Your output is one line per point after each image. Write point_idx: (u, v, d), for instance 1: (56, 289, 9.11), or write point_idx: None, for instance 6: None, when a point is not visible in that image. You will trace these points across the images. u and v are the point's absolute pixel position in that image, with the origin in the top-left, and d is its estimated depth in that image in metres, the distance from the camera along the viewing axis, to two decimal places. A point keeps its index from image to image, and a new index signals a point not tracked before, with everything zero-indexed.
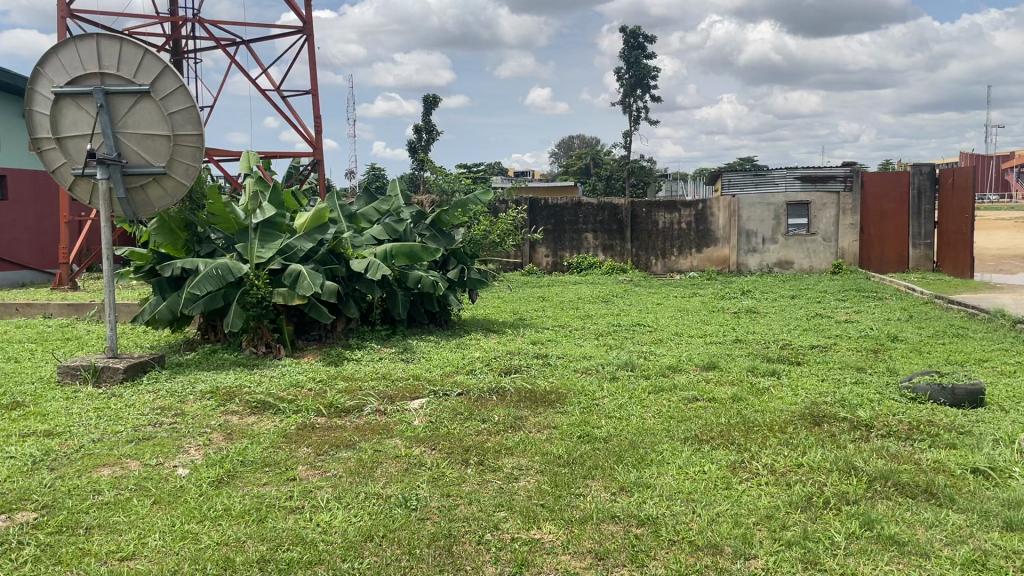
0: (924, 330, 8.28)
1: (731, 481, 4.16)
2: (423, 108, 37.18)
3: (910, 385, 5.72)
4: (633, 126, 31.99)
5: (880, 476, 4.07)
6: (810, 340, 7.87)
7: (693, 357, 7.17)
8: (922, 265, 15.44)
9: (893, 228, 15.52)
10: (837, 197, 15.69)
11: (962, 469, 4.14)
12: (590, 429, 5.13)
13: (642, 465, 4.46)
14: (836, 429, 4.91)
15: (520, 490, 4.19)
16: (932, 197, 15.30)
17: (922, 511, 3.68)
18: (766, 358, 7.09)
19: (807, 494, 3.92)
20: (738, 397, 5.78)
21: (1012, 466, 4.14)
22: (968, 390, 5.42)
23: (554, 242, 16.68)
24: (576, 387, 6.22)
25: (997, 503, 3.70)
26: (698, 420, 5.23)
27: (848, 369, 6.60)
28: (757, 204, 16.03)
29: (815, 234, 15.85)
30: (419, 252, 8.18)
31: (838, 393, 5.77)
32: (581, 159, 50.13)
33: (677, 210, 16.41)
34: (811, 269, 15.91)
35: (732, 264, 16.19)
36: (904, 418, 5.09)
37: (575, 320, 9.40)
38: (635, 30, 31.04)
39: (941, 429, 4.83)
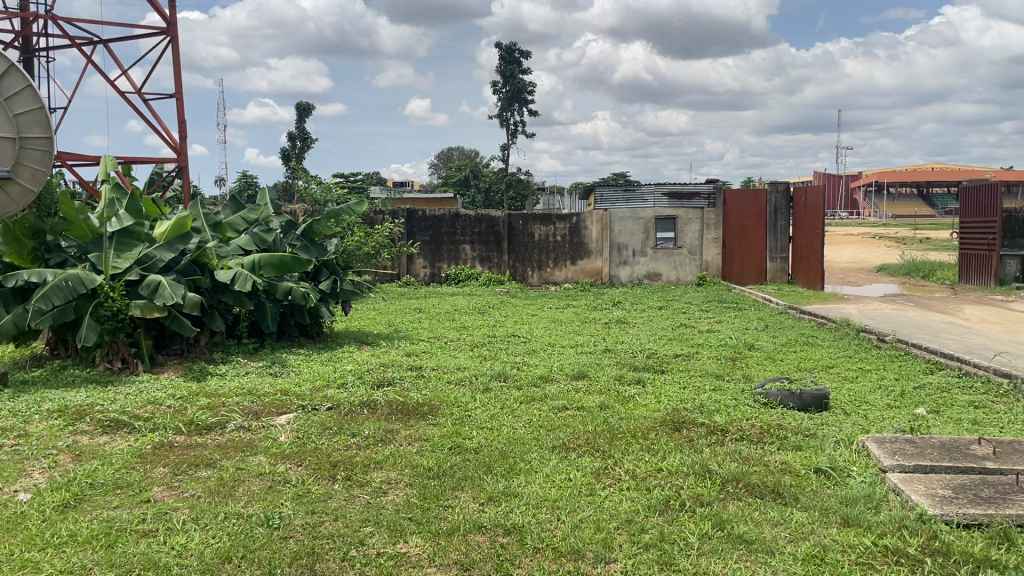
0: (778, 339, 8.79)
1: (594, 487, 4.27)
2: (297, 115, 36.40)
3: (763, 391, 6.06)
4: (510, 140, 32.45)
5: (733, 478, 4.29)
6: (674, 349, 8.21)
7: (564, 367, 7.32)
8: (779, 278, 16.43)
9: (753, 242, 16.39)
10: (701, 213, 16.42)
11: (807, 469, 4.42)
12: (462, 440, 5.15)
13: (511, 475, 4.52)
14: (694, 434, 5.13)
15: (387, 504, 4.16)
16: (787, 213, 16.37)
17: (769, 510, 3.89)
18: (633, 367, 7.33)
19: (665, 498, 4.08)
20: (605, 405, 5.95)
21: (850, 465, 4.45)
22: (814, 395, 5.79)
23: (431, 254, 16.62)
24: (449, 398, 6.23)
25: (836, 500, 3.97)
26: (567, 428, 5.35)
27: (708, 377, 6.92)
28: (627, 218, 16.54)
29: (681, 248, 16.49)
30: (289, 262, 7.99)
31: (698, 399, 6.04)
32: (460, 171, 50.27)
33: (552, 223, 16.73)
34: (678, 281, 16.56)
35: (604, 276, 16.67)
36: (755, 423, 5.38)
37: (451, 332, 9.42)
38: (511, 46, 31.58)
39: (790, 432, 5.14)
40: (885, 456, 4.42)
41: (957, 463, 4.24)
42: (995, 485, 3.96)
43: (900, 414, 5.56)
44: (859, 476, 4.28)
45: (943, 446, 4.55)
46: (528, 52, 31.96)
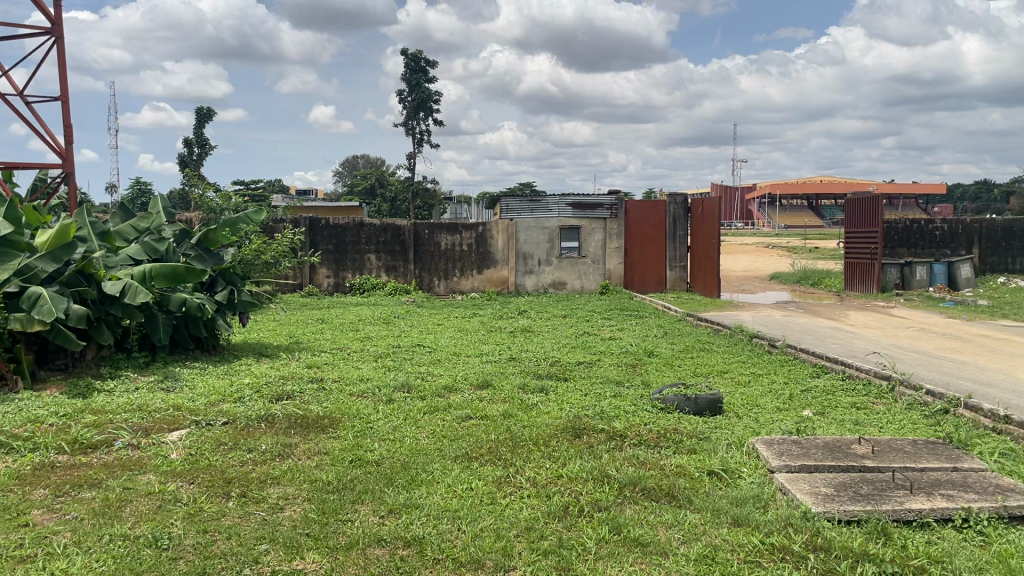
0: (676, 345, 9.06)
1: (496, 496, 4.29)
2: (195, 120, 35.24)
3: (661, 397, 6.23)
4: (416, 149, 32.34)
5: (629, 483, 4.38)
6: (577, 357, 8.34)
7: (468, 376, 7.32)
8: (678, 286, 16.93)
9: (654, 252, 16.85)
10: (604, 223, 16.74)
11: (700, 471, 4.57)
12: (363, 453, 5.09)
13: (412, 486, 4.49)
14: (594, 440, 5.22)
15: (284, 520, 4.06)
16: (686, 223, 16.87)
17: (664, 513, 4.00)
18: (537, 376, 7.40)
19: (565, 504, 4.13)
20: (508, 413, 5.99)
21: (740, 467, 4.62)
22: (709, 399, 5.99)
23: (335, 263, 16.39)
24: (351, 411, 6.14)
25: (727, 501, 4.10)
26: (469, 437, 5.35)
27: (609, 384, 7.04)
28: (533, 228, 16.70)
29: (585, 257, 16.78)
30: (183, 272, 7.71)
31: (598, 406, 6.14)
32: (366, 179, 49.74)
33: (459, 232, 16.69)
34: (582, 290, 16.84)
35: (510, 285, 16.77)
36: (653, 427, 5.52)
37: (354, 342, 9.29)
38: (416, 54, 31.49)
39: (685, 436, 5.30)
40: (773, 457, 4.61)
41: (839, 461, 4.45)
42: (874, 482, 4.17)
43: (789, 416, 5.81)
44: (748, 477, 4.44)
45: (826, 446, 4.78)
46: (434, 61, 31.96)
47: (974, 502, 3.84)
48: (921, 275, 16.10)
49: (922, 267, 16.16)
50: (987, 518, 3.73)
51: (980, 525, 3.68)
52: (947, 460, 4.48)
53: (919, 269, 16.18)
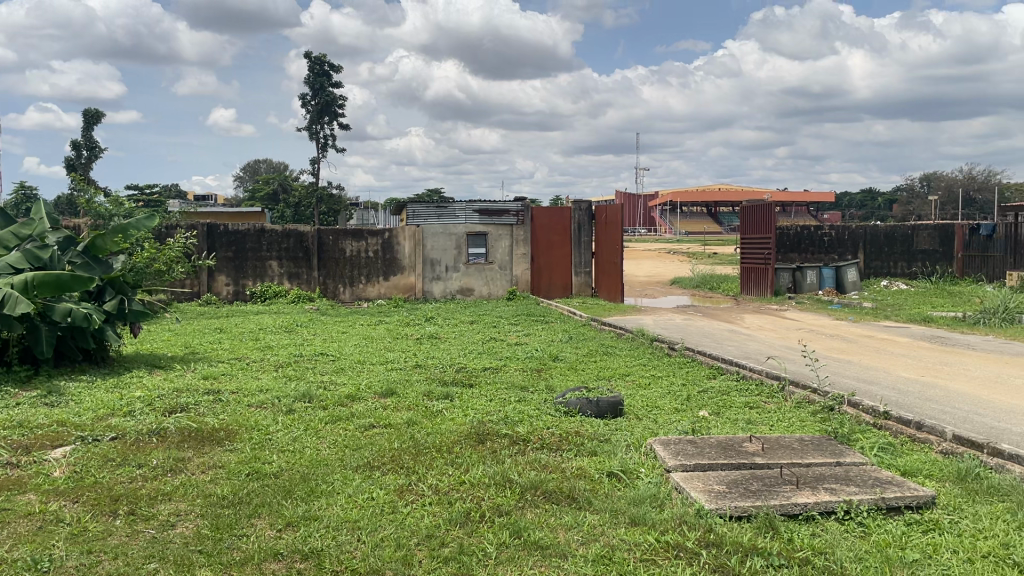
0: (580, 350, 9.19)
1: (397, 504, 4.25)
2: (83, 121, 33.66)
3: (564, 401, 6.30)
4: (320, 153, 31.81)
5: (531, 486, 4.42)
6: (483, 363, 8.36)
7: (372, 385, 7.21)
8: (583, 291, 17.16)
9: (560, 258, 17.06)
10: (510, 229, 16.86)
11: (600, 473, 4.65)
12: (260, 465, 4.96)
13: (311, 498, 4.40)
14: (498, 445, 5.25)
15: (175, 538, 3.91)
16: (590, 229, 17.13)
17: (564, 515, 4.05)
18: (442, 382, 7.37)
19: (466, 510, 4.12)
20: (412, 421, 5.94)
21: (639, 467, 4.72)
22: (610, 402, 6.11)
23: (235, 270, 15.95)
24: (249, 423, 5.97)
25: (625, 501, 4.19)
26: (371, 447, 5.29)
27: (513, 389, 7.07)
28: (439, 234, 16.66)
29: (492, 263, 16.85)
30: (69, 281, 7.34)
31: (502, 411, 6.17)
32: (268, 184, 48.58)
33: (364, 238, 16.50)
34: (489, 295, 16.89)
35: (417, 291, 16.66)
36: (555, 431, 5.59)
37: (254, 352, 9.05)
38: (320, 57, 31.02)
39: (587, 438, 5.39)
40: (669, 457, 4.73)
41: (731, 460, 4.62)
42: (763, 478, 4.34)
43: (686, 416, 5.99)
44: (646, 477, 4.55)
45: (720, 445, 4.94)
46: (338, 64, 31.54)
47: (855, 494, 4.03)
48: (811, 279, 16.83)
49: (812, 271, 16.90)
50: (867, 510, 3.92)
51: (861, 516, 3.87)
52: (832, 455, 4.70)
53: (809, 274, 16.91)
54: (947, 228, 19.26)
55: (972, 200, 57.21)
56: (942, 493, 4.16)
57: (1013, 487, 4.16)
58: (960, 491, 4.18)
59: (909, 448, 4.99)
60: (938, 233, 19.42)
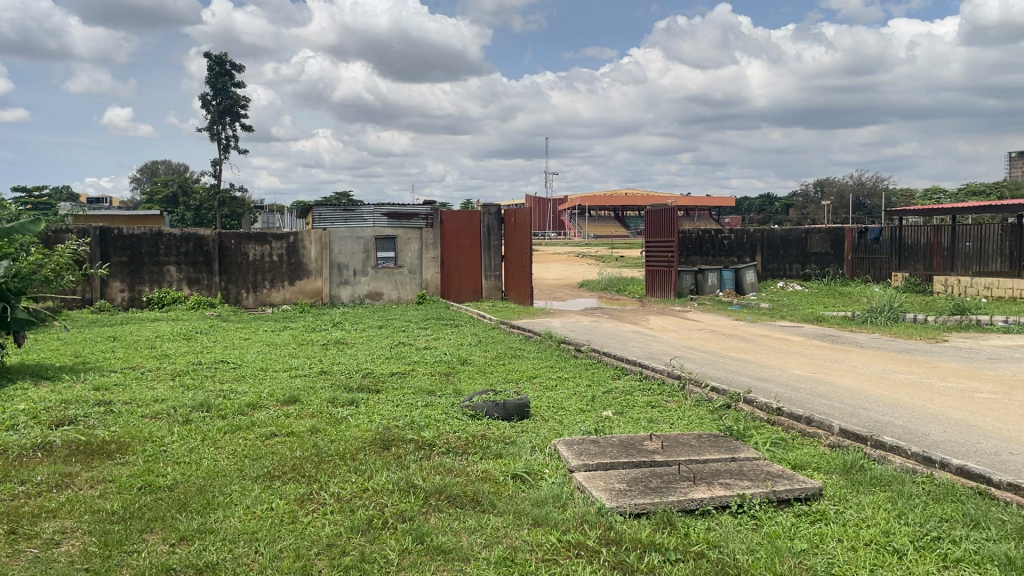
0: (489, 353, 9.21)
1: (297, 514, 4.15)
2: None
3: (471, 404, 6.31)
4: (222, 155, 30.91)
5: (436, 491, 4.40)
6: (390, 368, 8.28)
7: (274, 392, 7.04)
8: (493, 294, 17.35)
9: (470, 261, 17.15)
10: (420, 233, 16.77)
11: (505, 475, 4.67)
12: (154, 479, 4.76)
13: (207, 510, 4.25)
14: (403, 451, 5.20)
15: (59, 557, 3.72)
16: (499, 233, 17.31)
17: (468, 518, 4.04)
18: (348, 388, 7.25)
19: (369, 517, 4.07)
20: (316, 428, 5.82)
21: (542, 469, 4.77)
22: (516, 404, 6.15)
23: (130, 276, 15.29)
24: (142, 434, 5.73)
25: (529, 502, 4.21)
26: (272, 456, 5.15)
27: (420, 394, 7.02)
28: (347, 238, 16.42)
29: (401, 267, 16.70)
30: None
31: (409, 416, 6.12)
32: (167, 186, 46.86)
33: (268, 242, 16.09)
34: (398, 300, 16.73)
35: (324, 296, 16.37)
36: (461, 434, 5.58)
37: (150, 361, 8.70)
38: (221, 56, 30.17)
39: (491, 441, 5.40)
40: (572, 457, 4.80)
41: (632, 459, 4.71)
42: (663, 475, 4.45)
43: (591, 417, 6.08)
44: (550, 478, 4.59)
45: (621, 444, 5.04)
46: (240, 64, 30.74)
47: (748, 488, 4.18)
48: (712, 281, 17.38)
49: (713, 273, 17.49)
50: (759, 503, 4.07)
51: (753, 510, 4.01)
52: (727, 451, 4.85)
53: (710, 276, 17.47)
54: (837, 231, 20.32)
55: (862, 205, 60.33)
56: (829, 485, 4.35)
57: (893, 477, 4.38)
58: (846, 482, 4.38)
59: (799, 442, 5.20)
60: (829, 236, 20.42)
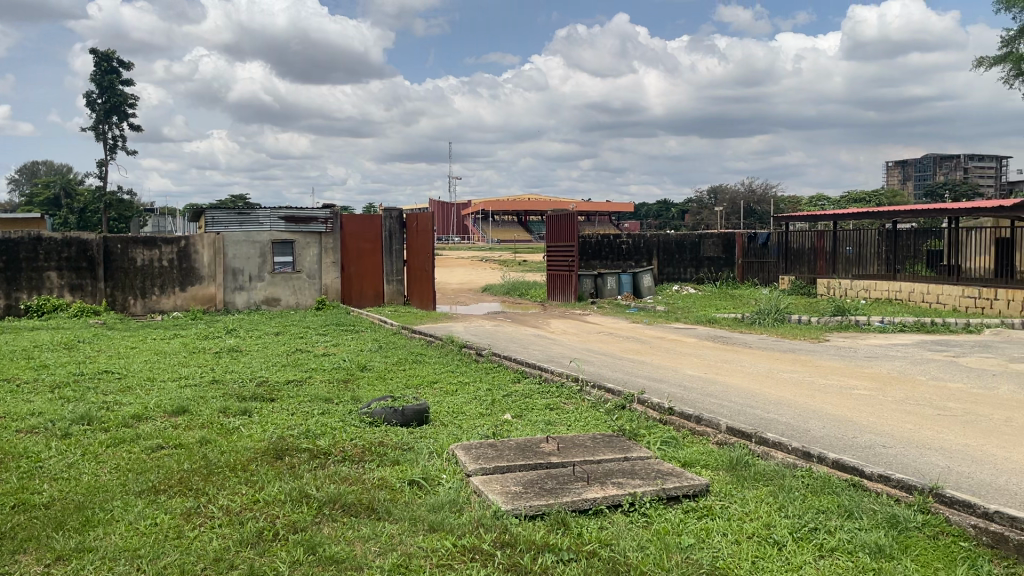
0: (389, 358, 9.13)
1: (182, 529, 4.01)
2: None
3: (368, 411, 6.23)
4: (108, 155, 29.58)
5: (329, 500, 4.33)
6: (286, 376, 8.09)
7: (162, 403, 6.77)
8: (395, 299, 17.19)
9: (371, 266, 16.99)
10: (319, 237, 16.48)
11: (402, 482, 4.64)
12: (28, 497, 4.50)
13: (86, 528, 4.05)
14: (296, 460, 5.09)
15: None
16: (401, 238, 17.20)
17: (362, 527, 3.98)
18: (240, 398, 7.04)
19: (259, 530, 3.96)
20: (205, 439, 5.63)
21: (440, 474, 4.76)
22: (415, 410, 6.11)
23: (5, 283, 14.49)
24: (16, 450, 5.40)
25: (425, 508, 4.18)
26: (159, 469, 4.96)
27: (317, 402, 6.88)
28: (242, 242, 16.00)
29: (299, 272, 16.36)
30: None
31: (304, 425, 5.99)
32: (48, 187, 44.42)
33: (157, 247, 15.45)
34: (296, 305, 16.37)
35: (218, 302, 15.88)
36: (357, 442, 5.51)
37: (26, 372, 8.22)
38: (108, 53, 28.87)
39: (389, 448, 5.35)
40: (470, 462, 4.80)
41: (528, 461, 4.76)
42: (558, 476, 4.52)
43: (490, 420, 6.11)
44: (447, 482, 4.58)
45: (518, 447, 5.09)
46: (128, 62, 29.50)
47: (640, 486, 4.29)
48: (611, 285, 17.74)
49: (612, 277, 17.79)
50: (650, 501, 4.18)
51: (644, 507, 4.11)
52: (620, 451, 4.97)
53: (609, 280, 17.82)
54: (729, 235, 21.08)
55: (753, 212, 62.94)
56: (715, 481, 4.51)
57: (776, 472, 4.59)
58: (732, 478, 4.55)
59: (689, 440, 5.37)
60: (721, 240, 21.10)
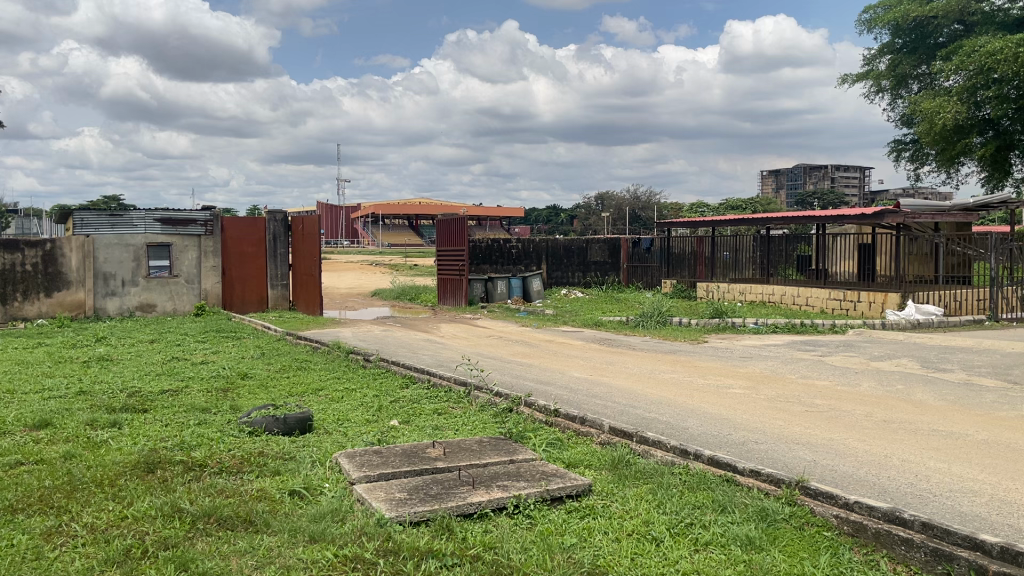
0: (272, 365, 8.87)
1: (41, 550, 3.75)
2: None
3: (248, 420, 6.04)
4: None
5: (204, 514, 4.16)
6: (160, 385, 7.70)
7: (22, 417, 6.32)
8: (280, 304, 16.87)
9: (254, 270, 16.52)
10: (198, 240, 15.88)
11: (282, 493, 4.51)
12: None
13: None
14: (169, 474, 4.87)
15: None
16: (286, 241, 16.84)
17: (238, 541, 3.85)
18: (110, 410, 6.67)
19: (127, 548, 3.76)
20: (69, 453, 5.31)
21: (322, 483, 4.66)
22: (298, 418, 5.96)
23: None
24: None
25: (305, 518, 4.08)
26: (16, 487, 4.63)
27: (193, 412, 6.61)
28: (114, 245, 15.20)
29: (177, 276, 15.72)
30: None
31: (178, 436, 5.74)
32: None
33: (19, 250, 14.29)
34: (174, 311, 15.70)
35: (87, 308, 14.95)
36: (236, 453, 5.32)
37: None
38: None
39: (269, 458, 5.20)
40: (354, 470, 4.72)
41: (413, 467, 4.73)
42: (443, 482, 4.50)
43: (375, 427, 6.01)
44: (329, 492, 4.49)
45: (404, 453, 5.04)
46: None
47: (524, 488, 4.33)
48: (501, 289, 17.84)
49: (501, 282, 17.92)
50: (534, 502, 4.22)
51: (528, 509, 4.15)
52: (505, 454, 4.99)
53: (499, 284, 17.93)
54: (615, 241, 21.65)
55: (638, 218, 64.86)
56: (597, 480, 4.61)
57: (655, 469, 4.72)
58: (613, 477, 4.66)
59: (574, 441, 5.46)
60: (607, 245, 21.66)
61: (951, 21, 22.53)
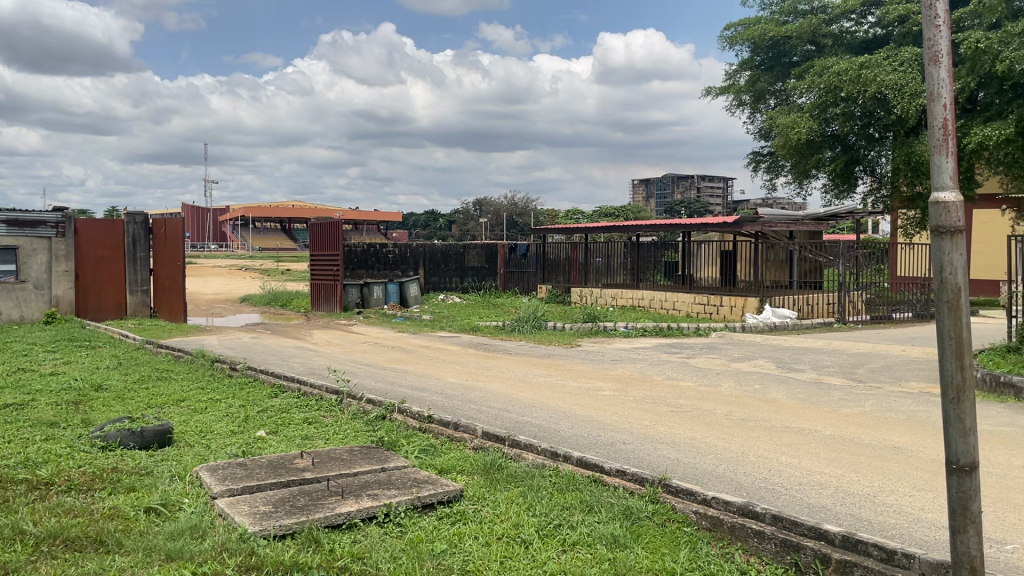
0: (130, 376, 8.39)
1: None
2: None
3: (101, 434, 5.69)
4: None
5: (49, 536, 3.89)
6: (2, 400, 7.14)
7: None
8: (140, 311, 16.03)
9: (111, 275, 15.71)
10: (48, 243, 14.88)
11: (136, 510, 4.27)
12: None
13: None
14: (10, 494, 4.52)
15: None
16: (146, 245, 16.10)
17: (87, 562, 3.62)
18: None
19: None
20: None
21: (181, 499, 4.45)
22: (156, 431, 5.68)
23: None
24: None
25: (162, 537, 3.87)
26: None
27: (39, 427, 6.16)
28: None
29: (24, 282, 14.63)
30: None
31: (22, 453, 5.34)
32: None
33: None
34: (21, 319, 14.56)
35: None
36: (87, 469, 5.01)
37: None
38: None
39: (123, 474, 4.92)
40: (216, 483, 4.53)
41: (280, 478, 4.59)
42: (310, 493, 4.39)
43: (242, 438, 5.80)
44: (188, 507, 4.29)
45: (270, 465, 4.89)
46: None
47: (394, 497, 4.28)
48: (377, 295, 17.64)
49: (377, 287, 17.74)
50: (404, 510, 4.19)
51: (398, 517, 4.11)
52: (376, 463, 4.92)
53: (375, 290, 17.71)
54: (491, 247, 21.85)
55: (515, 224, 65.65)
56: (469, 486, 4.62)
57: (526, 472, 4.78)
58: (484, 481, 4.70)
59: (447, 446, 5.46)
60: (485, 251, 21.84)
61: (805, 41, 23.97)
